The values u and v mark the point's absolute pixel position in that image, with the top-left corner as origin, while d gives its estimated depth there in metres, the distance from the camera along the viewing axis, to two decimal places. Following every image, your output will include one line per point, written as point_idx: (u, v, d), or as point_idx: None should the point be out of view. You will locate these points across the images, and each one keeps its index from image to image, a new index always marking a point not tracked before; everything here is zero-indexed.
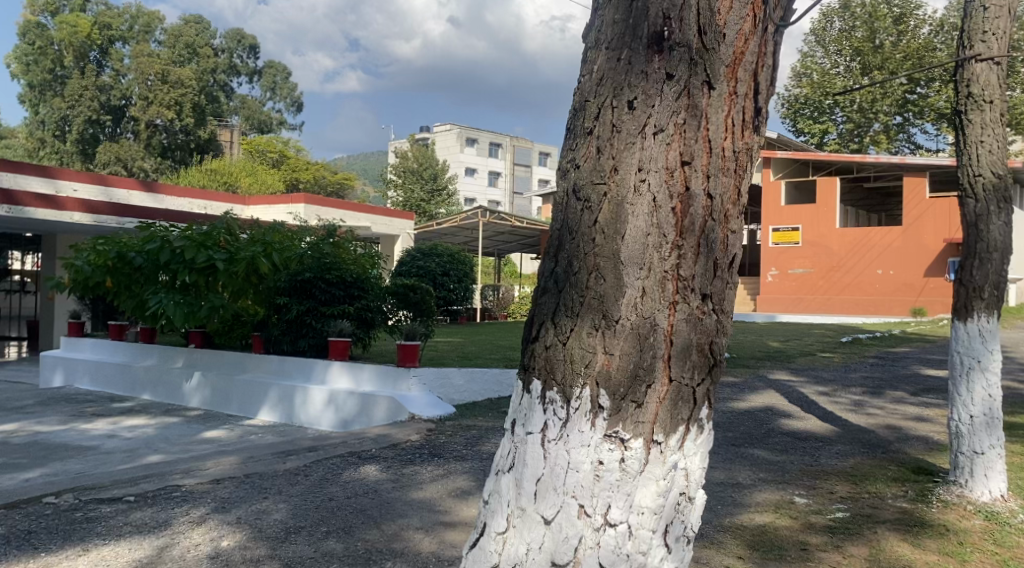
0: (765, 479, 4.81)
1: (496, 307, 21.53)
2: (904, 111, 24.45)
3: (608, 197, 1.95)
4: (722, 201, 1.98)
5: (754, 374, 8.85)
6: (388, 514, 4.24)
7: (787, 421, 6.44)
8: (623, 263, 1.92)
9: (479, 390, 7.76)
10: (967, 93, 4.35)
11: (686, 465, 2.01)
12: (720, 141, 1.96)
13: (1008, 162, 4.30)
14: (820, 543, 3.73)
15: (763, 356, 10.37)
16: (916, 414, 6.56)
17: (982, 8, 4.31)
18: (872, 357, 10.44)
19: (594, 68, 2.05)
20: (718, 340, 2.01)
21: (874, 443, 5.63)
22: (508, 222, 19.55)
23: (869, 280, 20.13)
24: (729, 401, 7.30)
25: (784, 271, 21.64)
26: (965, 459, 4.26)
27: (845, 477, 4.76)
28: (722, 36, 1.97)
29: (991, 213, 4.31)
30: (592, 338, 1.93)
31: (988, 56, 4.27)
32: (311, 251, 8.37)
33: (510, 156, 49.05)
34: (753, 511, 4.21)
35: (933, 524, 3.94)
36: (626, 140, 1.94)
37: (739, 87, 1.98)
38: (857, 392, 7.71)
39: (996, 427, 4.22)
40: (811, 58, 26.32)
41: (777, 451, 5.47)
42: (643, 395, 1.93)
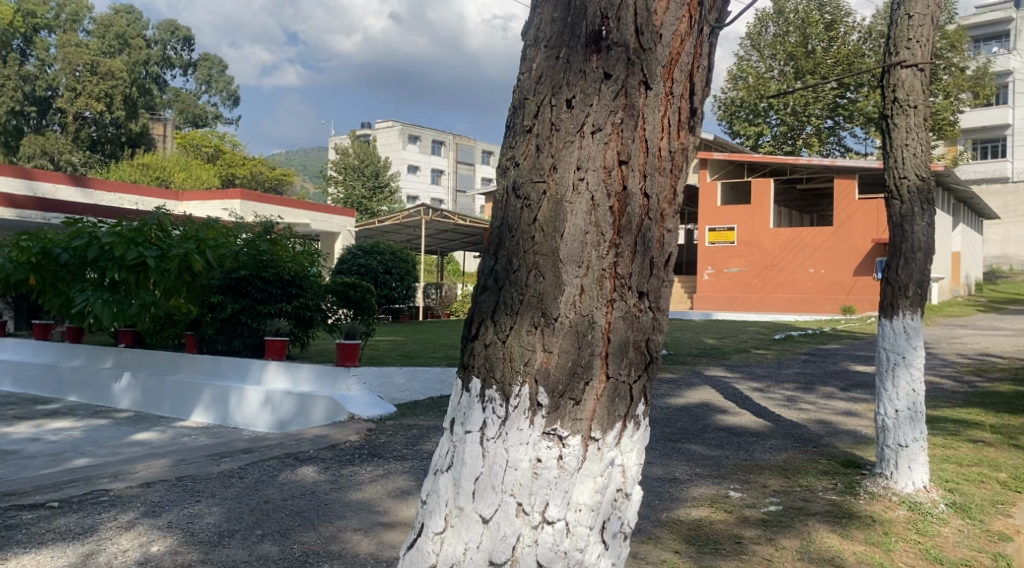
0: (701, 474, 4.90)
1: (439, 306, 21.44)
2: (835, 115, 25.22)
3: (547, 196, 1.95)
4: (658, 200, 2.00)
5: (691, 371, 9.02)
6: (326, 516, 4.18)
7: (722, 417, 6.58)
8: (562, 261, 1.93)
9: (420, 390, 7.70)
10: (893, 97, 4.50)
11: (623, 462, 2.03)
12: (656, 141, 1.98)
13: (930, 165, 4.46)
14: (753, 536, 3.82)
15: (700, 353, 10.58)
16: (845, 409, 6.78)
17: (907, 15, 4.47)
18: (804, 353, 10.75)
19: (533, 66, 2.05)
20: (654, 338, 2.04)
21: (804, 437, 5.80)
22: (451, 220, 19.43)
23: (801, 279, 20.70)
24: (666, 397, 7.42)
25: (720, 269, 22.08)
26: (891, 451, 4.42)
27: (778, 471, 4.88)
28: (659, 36, 1.98)
29: (916, 214, 4.47)
30: (531, 336, 1.94)
31: (912, 62, 4.42)
32: (247, 248, 8.18)
33: (453, 154, 48.88)
34: (690, 506, 4.28)
35: (861, 515, 4.07)
36: (565, 139, 1.95)
37: (675, 88, 2.01)
38: (789, 387, 7.93)
39: (920, 420, 4.38)
40: (747, 62, 26.95)
41: (712, 446, 5.59)
42: (581, 392, 1.94)
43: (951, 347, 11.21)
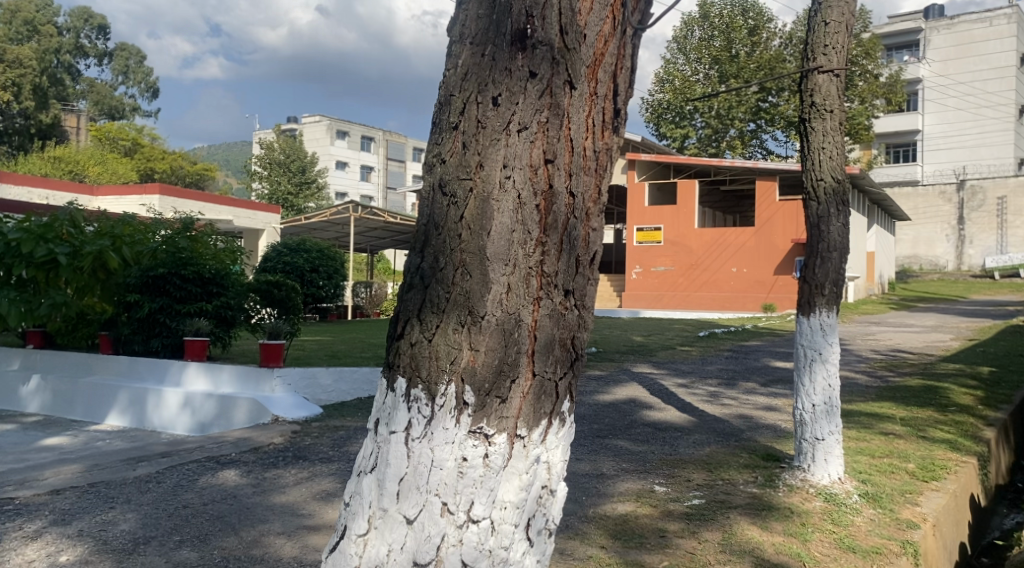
0: (627, 469, 4.97)
1: (368, 304, 21.18)
2: (757, 119, 25.93)
3: (474, 193, 1.94)
4: (583, 200, 2.03)
5: (619, 368, 9.15)
6: (248, 520, 4.07)
7: (648, 412, 6.69)
8: (489, 259, 1.92)
9: (347, 390, 7.59)
10: (810, 102, 4.65)
11: (548, 458, 2.04)
12: (581, 141, 2.00)
13: (845, 168, 4.63)
14: (678, 530, 3.89)
15: (628, 350, 10.73)
16: (766, 404, 6.99)
17: (823, 22, 4.63)
18: (727, 350, 11.04)
19: (459, 62, 2.03)
20: (579, 335, 2.06)
21: (726, 431, 5.96)
22: (381, 217, 19.10)
23: (725, 278, 21.28)
24: (594, 393, 7.51)
25: (648, 268, 22.47)
26: (808, 445, 4.58)
27: (701, 465, 5.00)
28: (583, 37, 2.00)
29: (832, 215, 4.63)
30: (457, 334, 1.92)
31: (828, 68, 4.57)
32: (165, 245, 7.95)
33: (383, 151, 48.36)
34: (616, 501, 4.34)
35: (780, 507, 4.19)
36: (491, 137, 1.94)
37: (599, 89, 2.03)
38: (712, 383, 8.13)
39: (835, 414, 4.54)
40: (673, 65, 27.52)
41: (638, 442, 5.68)
42: (508, 390, 1.94)
43: (865, 344, 11.68)
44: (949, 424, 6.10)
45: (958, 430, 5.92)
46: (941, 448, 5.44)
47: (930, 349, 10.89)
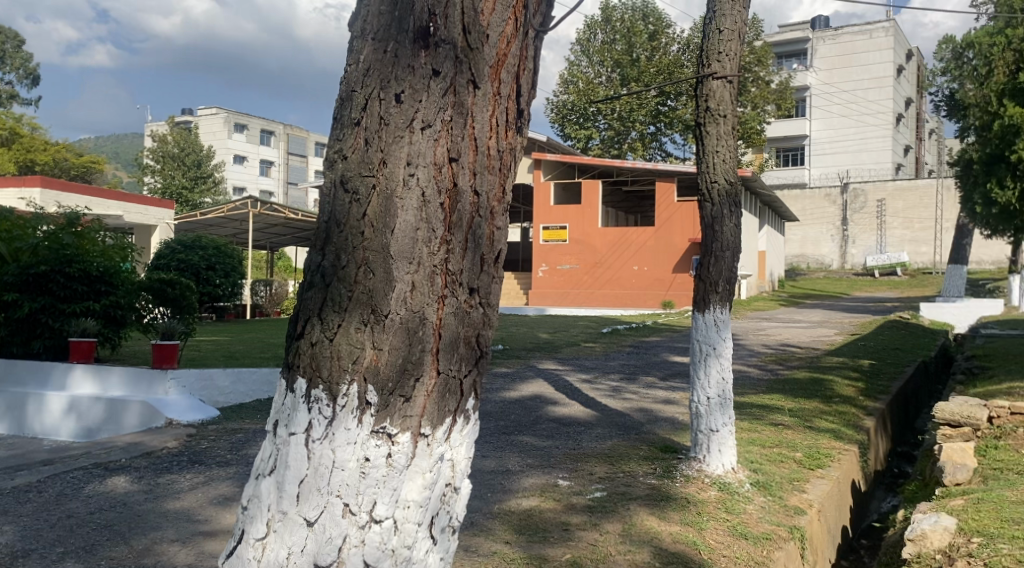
0: (532, 464, 5.03)
1: (268, 303, 20.61)
2: (657, 122, 26.61)
3: (376, 190, 1.93)
4: (488, 198, 2.04)
5: (525, 365, 9.24)
6: (139, 528, 3.90)
7: (553, 408, 6.79)
8: (393, 256, 1.91)
9: (245, 392, 7.37)
10: (705, 107, 4.82)
11: (451, 457, 2.05)
12: (485, 140, 2.01)
13: (737, 171, 4.82)
14: (580, 523, 3.97)
15: (533, 347, 10.83)
16: (665, 397, 7.22)
17: (717, 30, 4.80)
18: (628, 346, 11.34)
19: (360, 58, 2.01)
20: (485, 332, 2.06)
21: (628, 425, 6.11)
22: (281, 213, 18.62)
23: (627, 276, 21.80)
24: (499, 391, 7.55)
25: (554, 266, 22.74)
26: (704, 436, 4.76)
27: (603, 458, 5.13)
28: (486, 36, 2.01)
29: (725, 216, 4.83)
30: (360, 333, 1.90)
31: (722, 74, 4.76)
32: (47, 241, 7.52)
33: (284, 145, 47.07)
34: (521, 496, 4.39)
35: (677, 497, 4.33)
36: (394, 134, 1.93)
37: (502, 89, 2.05)
38: (615, 378, 8.33)
39: (728, 407, 4.74)
40: (577, 67, 27.95)
41: (543, 437, 5.76)
42: (411, 388, 1.93)
43: (757, 339, 12.21)
44: (833, 415, 6.46)
45: (842, 420, 6.28)
46: (826, 437, 5.76)
47: (817, 344, 11.48)
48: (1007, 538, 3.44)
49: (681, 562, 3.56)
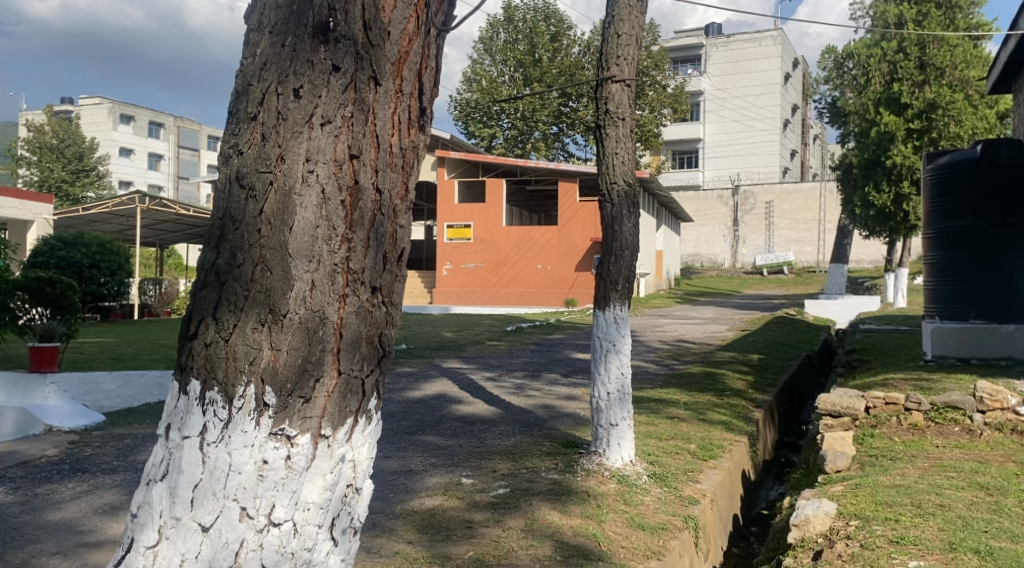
0: (435, 464, 5.02)
1: (158, 303, 19.71)
2: (559, 122, 26.98)
3: (274, 186, 1.89)
4: (390, 196, 2.03)
5: (428, 364, 9.19)
6: (14, 542, 3.66)
7: (457, 406, 6.80)
8: (292, 255, 1.88)
9: (134, 396, 7.06)
10: (604, 109, 4.93)
11: (353, 457, 2.02)
12: (387, 137, 2.00)
13: (636, 172, 4.95)
14: (483, 519, 3.99)
15: (437, 346, 10.79)
16: (567, 394, 7.34)
17: (616, 34, 4.91)
18: (532, 343, 11.48)
19: (257, 51, 1.96)
20: (387, 332, 2.05)
21: (530, 421, 6.19)
22: (172, 209, 17.84)
23: (531, 274, 22.03)
24: (402, 391, 7.49)
25: (458, 265, 22.68)
26: (604, 430, 4.87)
27: (506, 455, 5.17)
28: (387, 33, 1.99)
29: (624, 216, 4.94)
30: (257, 333, 1.86)
31: (620, 78, 4.88)
32: None
33: (174, 138, 45.05)
34: (424, 496, 4.37)
35: (578, 491, 4.42)
36: (292, 129, 1.89)
37: (404, 86, 2.04)
38: (519, 375, 8.42)
39: (627, 401, 4.86)
40: (480, 65, 27.95)
41: (447, 435, 5.76)
42: (311, 390, 1.90)
43: (655, 335, 12.60)
44: (725, 407, 6.74)
45: (733, 412, 6.55)
46: (718, 429, 6.00)
47: (710, 339, 11.93)
48: (881, 519, 3.67)
49: (581, 554, 3.64)
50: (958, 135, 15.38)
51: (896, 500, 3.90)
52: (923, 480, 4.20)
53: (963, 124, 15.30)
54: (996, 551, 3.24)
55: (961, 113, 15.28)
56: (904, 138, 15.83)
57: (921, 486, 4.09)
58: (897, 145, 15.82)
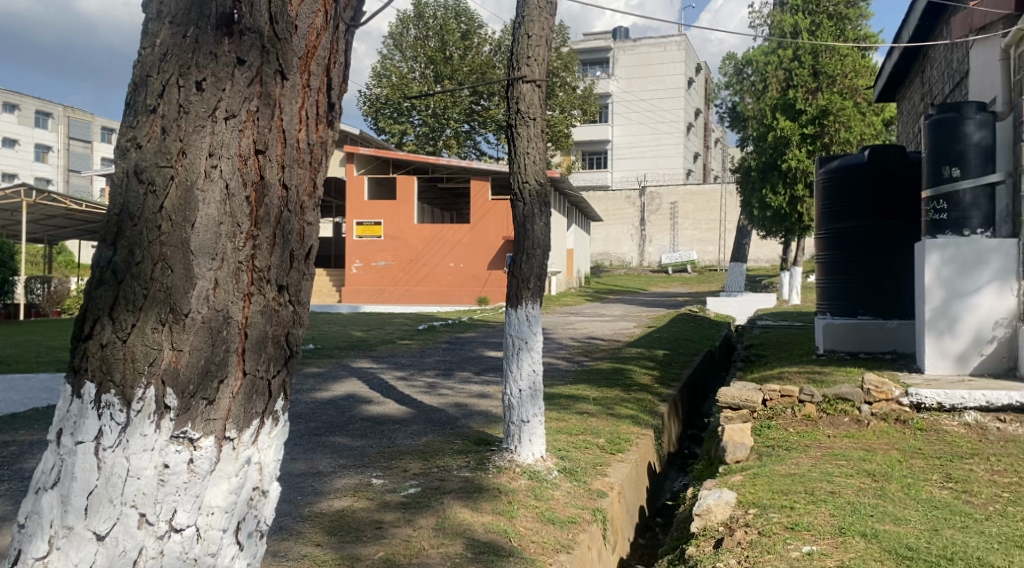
0: (344, 465, 4.95)
1: (46, 303, 18.63)
2: (471, 121, 27.01)
3: (176, 181, 1.83)
4: (298, 192, 1.99)
5: (337, 364, 9.04)
6: None
7: (367, 407, 6.72)
8: (194, 253, 1.82)
9: (21, 400, 6.66)
10: (515, 109, 4.96)
11: (259, 459, 1.99)
12: (294, 133, 1.97)
13: (547, 172, 5.00)
14: (393, 519, 3.97)
15: (347, 346, 10.61)
16: (479, 392, 7.36)
17: (526, 35, 4.95)
18: (444, 342, 11.46)
19: (156, 42, 1.89)
20: (294, 331, 2.02)
21: (442, 420, 6.18)
22: (62, 203, 16.90)
23: (442, 273, 21.98)
24: (310, 391, 7.34)
25: (368, 263, 22.35)
26: (515, 427, 4.91)
27: (417, 454, 5.15)
28: (294, 27, 1.96)
29: (536, 215, 4.98)
30: (157, 333, 1.80)
31: (531, 78, 4.92)
32: None
33: (64, 129, 42.69)
34: (333, 497, 4.31)
35: (489, 488, 4.45)
36: (195, 123, 1.84)
37: (312, 81, 2.02)
38: (431, 374, 8.39)
39: (538, 398, 4.92)
40: (390, 61, 27.68)
41: (356, 436, 5.68)
42: (214, 391, 1.85)
43: (566, 332, 12.79)
44: (632, 402, 6.91)
45: (639, 406, 6.73)
46: (625, 423, 6.15)
47: (619, 336, 12.19)
48: (777, 507, 3.86)
49: (492, 550, 3.66)
50: (848, 141, 16.24)
51: (791, 488, 4.09)
52: (816, 468, 4.43)
53: (852, 130, 16.21)
54: (880, 533, 3.46)
55: (851, 120, 16.17)
56: (799, 143, 16.60)
57: (814, 474, 4.32)
58: (793, 149, 16.60)
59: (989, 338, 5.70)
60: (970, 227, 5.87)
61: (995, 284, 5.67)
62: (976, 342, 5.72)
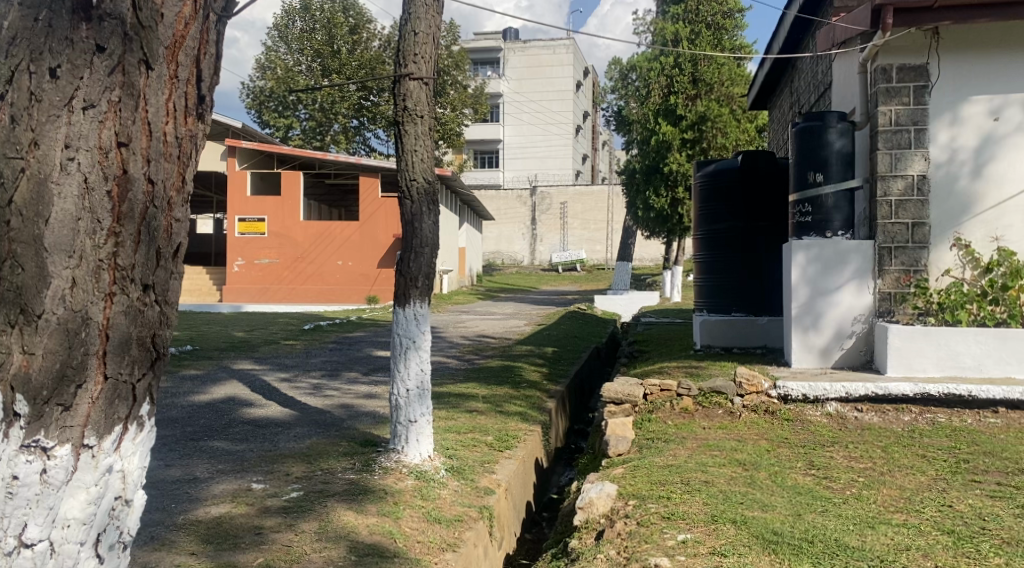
0: (222, 470, 4.78)
1: None
2: (360, 116, 26.55)
3: (27, 173, 1.73)
4: (165, 187, 1.90)
5: (216, 365, 8.69)
6: None
7: (248, 409, 6.50)
8: (47, 249, 1.73)
9: None
10: (402, 106, 4.89)
11: (123, 466, 1.91)
12: (161, 125, 1.88)
13: (435, 170, 4.95)
14: (274, 525, 3.87)
15: (228, 347, 10.23)
16: (365, 392, 7.26)
17: (413, 32, 4.90)
18: (330, 342, 11.23)
19: (5, 24, 1.78)
20: (161, 332, 1.94)
21: (327, 422, 6.06)
22: None
23: (330, 271, 21.53)
24: (187, 395, 7.03)
25: (251, 261, 21.64)
26: (402, 427, 4.87)
27: (301, 457, 5.03)
28: (160, 15, 1.86)
29: (424, 213, 4.91)
30: (6, 335, 1.72)
31: (418, 75, 4.87)
32: None
33: None
34: (209, 504, 4.15)
35: (375, 490, 4.40)
36: (48, 112, 1.74)
37: (181, 72, 1.92)
38: (316, 375, 8.21)
39: (426, 397, 4.89)
40: (274, 53, 26.86)
41: (236, 440, 5.49)
42: (71, 396, 1.77)
43: (456, 330, 12.79)
44: (520, 399, 6.99)
45: (527, 403, 6.81)
46: (514, 420, 6.22)
47: (509, 334, 12.30)
48: (656, 497, 4.00)
49: (376, 552, 3.63)
50: (724, 146, 17.00)
51: (669, 479, 4.25)
52: (692, 459, 4.62)
53: (728, 136, 16.99)
54: (749, 520, 3.64)
55: (726, 126, 16.95)
56: (679, 147, 17.26)
57: (690, 464, 4.50)
58: (674, 153, 17.26)
59: (848, 333, 6.11)
60: (832, 228, 6.28)
61: (854, 283, 6.08)
62: (837, 336, 6.12)
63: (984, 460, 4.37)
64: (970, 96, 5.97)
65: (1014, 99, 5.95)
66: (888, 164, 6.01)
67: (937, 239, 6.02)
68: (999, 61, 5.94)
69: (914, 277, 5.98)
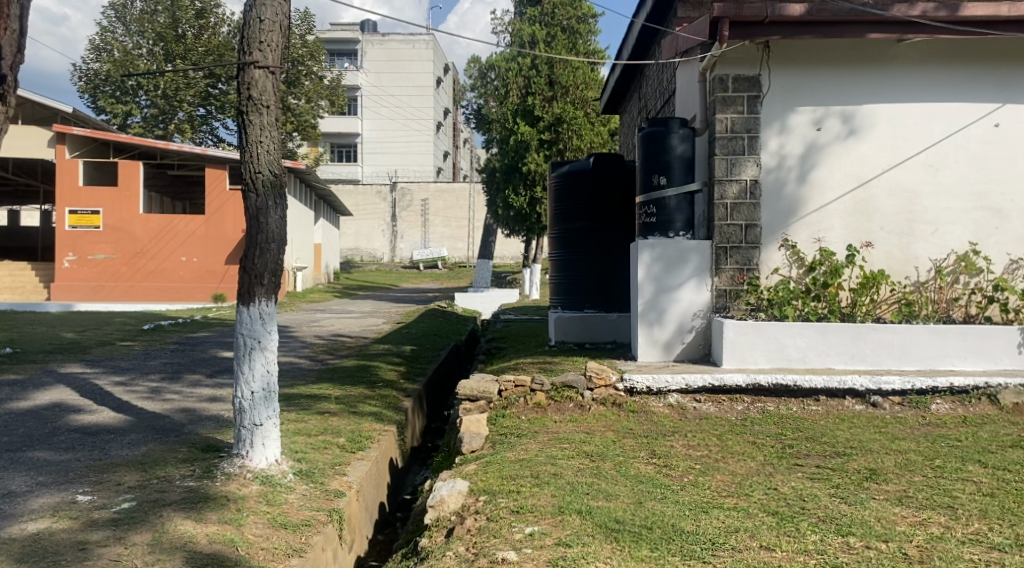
0: (42, 482, 4.40)
1: None
2: (207, 104, 25.27)
3: None
4: None
5: (42, 369, 8.01)
6: None
7: (76, 416, 6.03)
8: None
9: None
10: (247, 96, 4.68)
11: None
12: None
13: (281, 162, 4.77)
14: (100, 539, 3.60)
15: (55, 348, 9.45)
16: (210, 395, 6.93)
17: (259, 19, 4.70)
18: (173, 342, 10.62)
19: None
20: None
21: (166, 428, 5.71)
22: None
23: (173, 267, 20.38)
24: (4, 402, 6.42)
25: (84, 256, 20.05)
26: (246, 431, 4.67)
27: (134, 466, 4.72)
28: None
29: (270, 207, 4.71)
30: None
31: (264, 64, 4.68)
32: None
33: None
34: (26, 520, 3.81)
35: (216, 497, 4.19)
36: None
37: None
38: (155, 378, 7.75)
39: (272, 399, 4.72)
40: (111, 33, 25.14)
41: (61, 449, 5.08)
42: None
43: (310, 330, 12.43)
44: (375, 399, 6.87)
45: (382, 403, 6.72)
46: (368, 420, 6.12)
47: (365, 333, 12.09)
48: (505, 492, 4.04)
49: (215, 562, 3.48)
50: (578, 147, 17.48)
51: (519, 474, 4.31)
52: (542, 452, 4.72)
53: (582, 138, 17.45)
54: (594, 509, 3.76)
55: (581, 128, 17.42)
56: (537, 147, 17.62)
57: (539, 458, 4.59)
58: (532, 153, 17.59)
59: (689, 328, 6.44)
60: (674, 229, 6.59)
61: (693, 282, 6.42)
62: (678, 331, 6.43)
63: (807, 445, 4.72)
64: (796, 106, 6.43)
65: (834, 111, 6.43)
66: (724, 169, 6.40)
67: (768, 240, 6.44)
68: (820, 75, 6.43)
69: (747, 275, 6.38)
